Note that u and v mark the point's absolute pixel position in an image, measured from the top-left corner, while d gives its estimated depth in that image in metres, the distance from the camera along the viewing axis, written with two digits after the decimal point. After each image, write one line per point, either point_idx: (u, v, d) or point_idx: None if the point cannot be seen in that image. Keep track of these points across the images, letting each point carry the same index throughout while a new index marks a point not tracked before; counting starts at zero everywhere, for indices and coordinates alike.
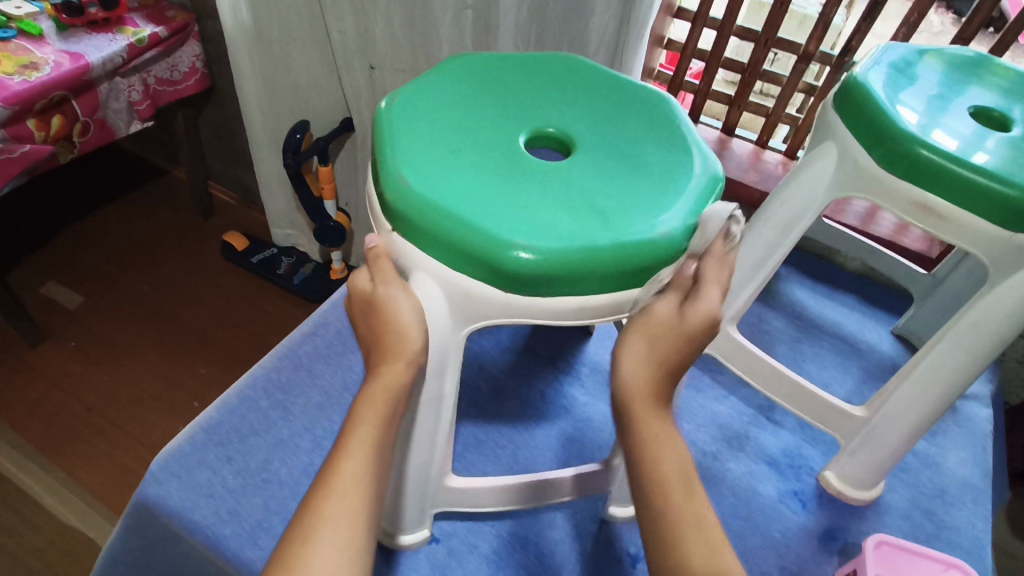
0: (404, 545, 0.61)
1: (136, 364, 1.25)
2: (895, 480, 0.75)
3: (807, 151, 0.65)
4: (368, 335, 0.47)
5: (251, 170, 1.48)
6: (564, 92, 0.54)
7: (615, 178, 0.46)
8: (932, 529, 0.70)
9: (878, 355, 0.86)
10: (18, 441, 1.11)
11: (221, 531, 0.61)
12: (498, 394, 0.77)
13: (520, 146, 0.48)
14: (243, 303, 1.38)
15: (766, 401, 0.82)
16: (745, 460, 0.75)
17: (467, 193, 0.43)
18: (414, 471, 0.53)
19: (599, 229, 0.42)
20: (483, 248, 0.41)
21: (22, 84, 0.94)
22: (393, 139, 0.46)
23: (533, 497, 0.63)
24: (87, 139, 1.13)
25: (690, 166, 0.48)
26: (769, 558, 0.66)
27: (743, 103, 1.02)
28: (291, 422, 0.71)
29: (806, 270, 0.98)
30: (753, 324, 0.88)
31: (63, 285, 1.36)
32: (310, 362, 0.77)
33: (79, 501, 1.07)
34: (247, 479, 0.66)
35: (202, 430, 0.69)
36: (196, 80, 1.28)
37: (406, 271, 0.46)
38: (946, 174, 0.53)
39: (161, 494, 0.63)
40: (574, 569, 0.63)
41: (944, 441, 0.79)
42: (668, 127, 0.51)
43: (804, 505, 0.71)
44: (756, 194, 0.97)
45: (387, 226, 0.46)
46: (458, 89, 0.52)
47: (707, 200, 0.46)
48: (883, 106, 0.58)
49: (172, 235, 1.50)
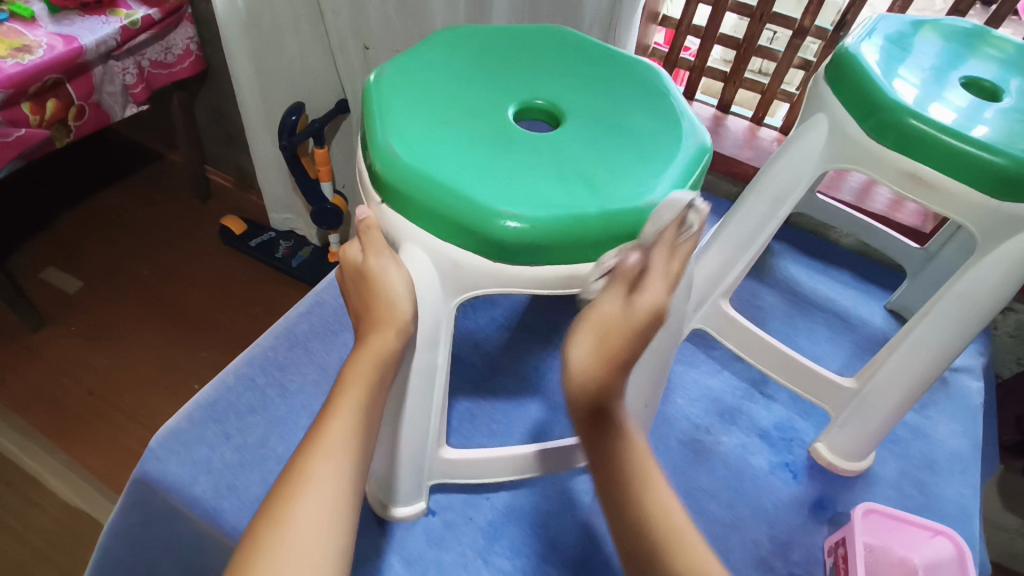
0: (400, 516, 0.62)
1: (136, 348, 1.26)
2: (886, 452, 0.76)
3: (799, 124, 0.65)
4: (359, 307, 0.48)
5: (247, 153, 1.48)
6: (553, 65, 0.54)
7: (603, 148, 0.47)
8: (922, 499, 0.71)
9: (871, 330, 0.87)
10: (22, 423, 1.13)
11: (220, 505, 0.62)
12: (492, 369, 0.78)
13: (508, 118, 0.48)
14: (242, 286, 1.39)
15: (759, 375, 0.83)
16: (737, 433, 0.76)
17: (455, 164, 0.43)
18: (408, 442, 0.54)
19: (587, 198, 0.43)
20: (471, 217, 0.41)
21: (16, 67, 0.94)
22: (382, 112, 0.46)
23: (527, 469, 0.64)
24: (82, 123, 1.12)
25: (677, 137, 0.48)
26: (760, 527, 0.67)
27: (738, 80, 1.02)
28: (288, 398, 0.72)
29: (801, 246, 0.98)
30: (746, 300, 0.89)
31: (63, 270, 1.36)
32: (306, 340, 0.78)
33: (82, 481, 1.08)
34: (245, 455, 0.67)
35: (200, 407, 0.70)
36: (190, 63, 1.28)
37: (397, 242, 0.46)
38: (936, 144, 0.54)
39: (161, 470, 0.64)
40: (568, 539, 0.64)
41: (935, 413, 0.80)
42: (657, 99, 0.51)
43: (795, 477, 0.72)
44: (751, 170, 0.97)
45: (377, 198, 0.46)
46: (447, 62, 0.52)
47: (694, 170, 0.46)
48: (874, 77, 0.58)
49: (169, 219, 1.50)
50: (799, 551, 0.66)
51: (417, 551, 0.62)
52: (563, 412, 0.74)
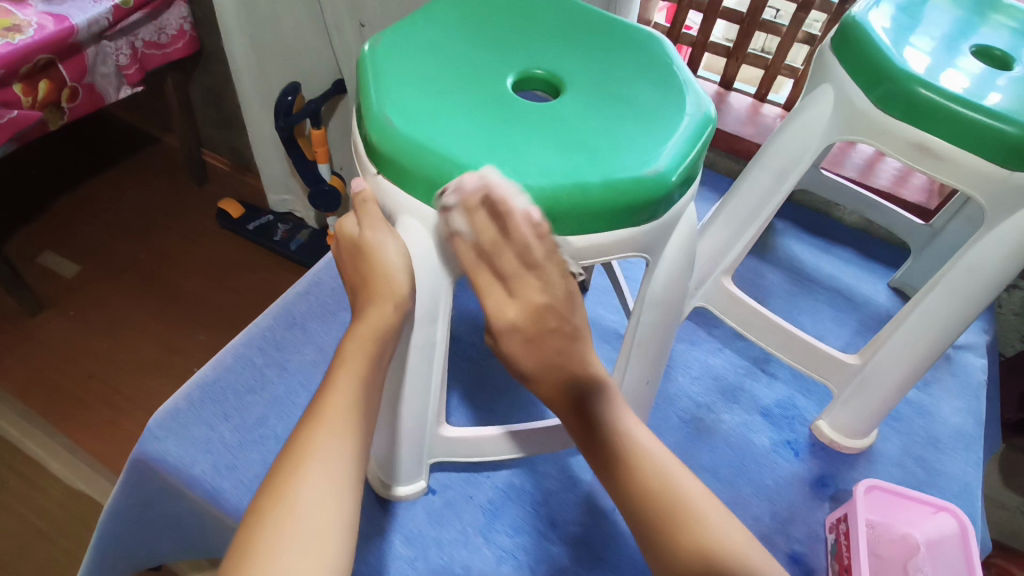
0: (402, 495, 0.62)
1: (135, 332, 1.25)
2: (889, 429, 0.75)
3: (805, 96, 0.64)
4: (356, 281, 0.47)
5: (243, 135, 1.46)
6: (553, 33, 0.53)
7: (605, 117, 0.46)
8: (924, 475, 0.71)
9: (874, 307, 0.86)
10: (22, 408, 1.13)
11: (219, 485, 0.62)
12: (492, 348, 0.77)
13: (507, 87, 0.47)
14: (241, 269, 1.38)
15: (761, 353, 0.82)
16: (738, 411, 0.75)
17: (453, 133, 0.42)
18: (407, 420, 0.53)
19: (588, 167, 0.42)
20: (470, 186, 0.40)
21: (6, 47, 0.92)
22: (378, 81, 0.45)
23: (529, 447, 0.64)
24: (76, 105, 1.11)
25: (681, 105, 0.47)
26: (762, 504, 0.67)
27: (741, 55, 1.00)
28: (287, 378, 0.72)
29: (804, 224, 0.97)
30: (749, 278, 0.88)
31: (59, 254, 1.35)
32: (304, 320, 0.77)
33: (83, 464, 1.08)
34: (244, 435, 0.66)
35: (198, 387, 0.69)
36: (184, 43, 1.25)
37: (394, 215, 0.45)
38: (945, 114, 0.52)
39: (160, 450, 0.63)
40: (568, 516, 0.64)
41: (938, 390, 0.80)
42: (659, 68, 0.50)
43: (796, 454, 0.72)
44: (754, 147, 0.96)
45: (374, 169, 0.45)
46: (445, 30, 0.51)
47: (698, 139, 0.45)
48: (883, 46, 0.56)
49: (167, 203, 1.49)
50: (800, 528, 0.66)
51: (417, 529, 0.61)
52: None
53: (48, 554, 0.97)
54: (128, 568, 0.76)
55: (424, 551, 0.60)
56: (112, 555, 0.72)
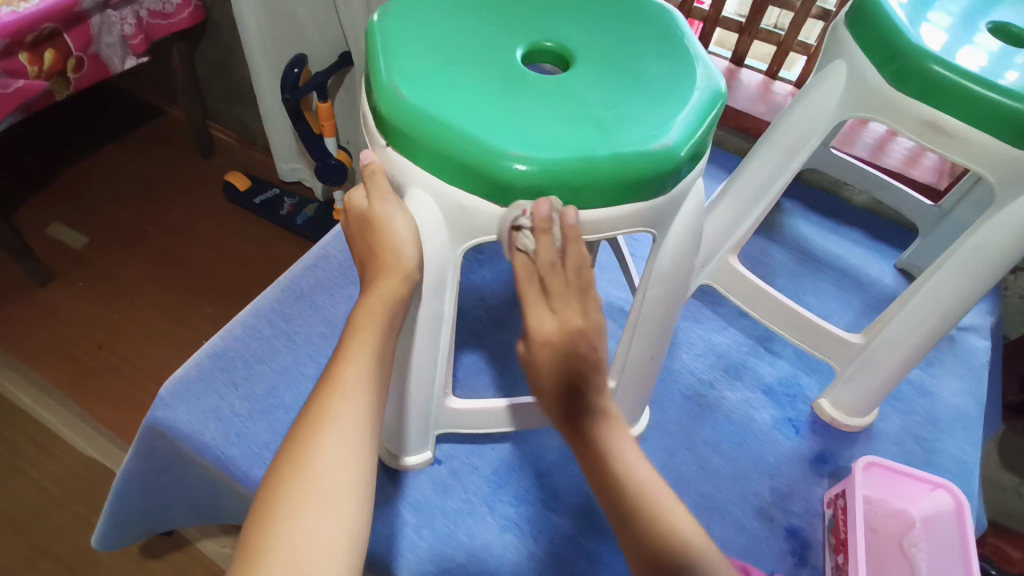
0: (410, 465, 0.63)
1: (144, 303, 1.26)
2: (889, 408, 0.76)
3: (817, 71, 0.63)
4: (365, 253, 0.48)
5: (249, 108, 1.45)
6: (564, 5, 0.52)
7: (615, 90, 0.45)
8: (923, 454, 0.72)
9: (880, 288, 0.86)
10: (35, 376, 1.15)
11: (230, 452, 0.63)
12: (498, 323, 0.78)
13: (517, 59, 0.47)
14: (247, 242, 1.39)
15: (765, 331, 0.83)
16: (741, 388, 0.76)
17: (464, 105, 0.42)
18: (415, 391, 0.54)
19: (596, 140, 0.42)
20: (480, 158, 0.40)
21: (10, 16, 0.92)
22: (387, 52, 0.45)
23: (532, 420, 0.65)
24: (82, 75, 1.10)
25: (691, 80, 0.47)
26: (762, 480, 0.68)
27: (754, 31, 0.99)
28: (295, 349, 0.73)
29: (812, 204, 0.96)
30: (755, 257, 0.88)
31: (67, 226, 1.36)
32: (311, 293, 0.78)
33: (95, 431, 1.10)
34: (254, 405, 0.68)
35: (208, 357, 0.70)
36: (189, 13, 1.24)
37: (402, 187, 0.45)
38: (957, 91, 0.52)
39: (171, 417, 0.65)
40: (570, 488, 0.65)
41: (940, 371, 0.80)
42: (670, 41, 0.50)
43: (797, 431, 0.73)
44: (763, 125, 0.95)
45: (383, 141, 0.45)
46: (453, 0, 0.50)
47: (708, 114, 0.45)
48: (899, 21, 0.55)
49: (173, 175, 1.49)
50: (799, 502, 0.67)
51: (424, 498, 0.63)
52: None
53: (62, 518, 1.00)
54: (142, 532, 0.78)
55: (430, 518, 0.61)
56: (126, 519, 0.74)
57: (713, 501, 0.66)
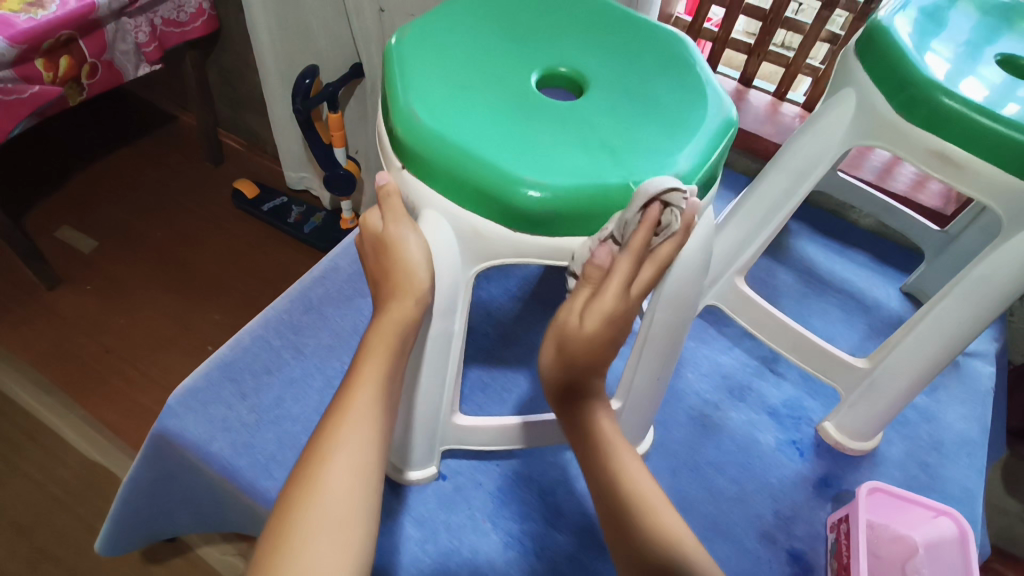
0: (414, 480, 0.63)
1: (150, 308, 1.27)
2: (893, 432, 0.76)
3: (826, 98, 0.64)
4: (377, 273, 0.48)
5: (260, 116, 1.46)
6: (578, 32, 0.53)
7: (628, 117, 0.46)
8: (926, 480, 0.72)
9: (885, 311, 0.86)
10: (41, 378, 1.15)
11: (236, 462, 0.64)
12: (504, 339, 0.78)
13: (532, 84, 0.47)
14: (254, 249, 1.39)
15: (770, 352, 0.83)
16: (746, 410, 0.76)
17: (479, 130, 0.43)
18: (422, 408, 0.55)
19: (610, 168, 0.42)
20: (494, 183, 0.41)
21: (28, 23, 0.93)
22: (404, 76, 0.46)
23: (535, 438, 0.65)
24: (95, 82, 1.11)
25: (703, 107, 0.47)
26: (765, 502, 0.68)
27: (762, 52, 1.00)
28: (303, 361, 0.73)
29: (819, 225, 0.97)
30: (760, 278, 0.88)
31: (76, 229, 1.37)
32: (320, 305, 0.79)
33: (99, 436, 1.10)
34: (261, 415, 0.68)
35: (217, 366, 0.71)
36: (203, 22, 1.25)
37: (417, 209, 0.46)
38: (965, 123, 0.52)
39: (179, 427, 0.65)
40: (572, 507, 0.65)
41: (945, 396, 0.80)
42: (682, 68, 0.51)
43: (801, 454, 0.73)
44: (771, 146, 0.96)
45: (399, 164, 0.46)
46: (470, 25, 0.51)
47: (719, 143, 0.46)
48: (908, 52, 0.56)
49: (182, 181, 1.50)
50: (802, 526, 0.67)
51: (428, 513, 0.63)
52: None
53: (63, 522, 1.00)
54: (145, 539, 0.79)
55: (434, 534, 0.62)
56: (130, 525, 0.74)
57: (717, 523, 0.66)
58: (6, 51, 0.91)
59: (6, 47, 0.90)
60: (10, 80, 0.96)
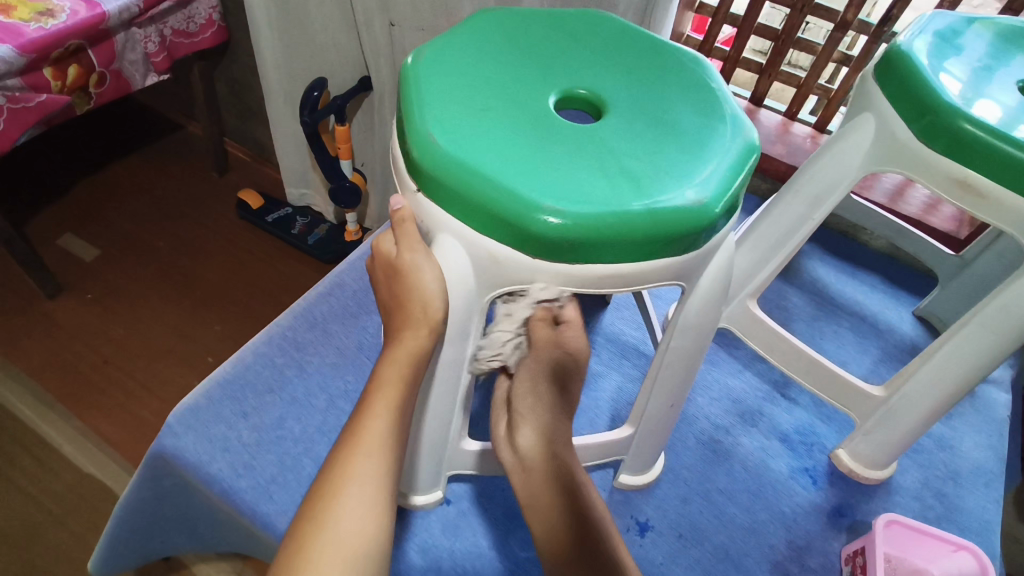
0: (419, 505, 0.62)
1: (151, 317, 1.26)
2: (908, 461, 0.74)
3: (844, 121, 0.63)
4: (391, 300, 0.48)
5: (267, 127, 1.46)
6: (596, 53, 0.52)
7: (648, 142, 0.45)
8: (942, 511, 0.70)
9: (898, 336, 0.85)
10: (39, 389, 1.14)
11: (237, 484, 0.62)
12: None
13: (550, 106, 0.47)
14: (258, 260, 1.38)
15: (781, 377, 0.81)
16: (757, 436, 0.75)
17: (495, 154, 0.42)
18: (430, 433, 0.53)
19: (631, 195, 0.41)
20: (514, 210, 0.40)
21: (38, 32, 0.93)
22: (420, 98, 0.45)
23: None
24: (103, 91, 1.11)
25: (724, 133, 0.46)
26: (778, 532, 0.67)
27: (774, 72, 0.99)
28: (306, 379, 0.72)
29: (830, 247, 0.96)
30: (772, 300, 0.87)
31: (80, 237, 1.36)
32: (325, 321, 0.77)
33: (96, 448, 1.08)
34: (262, 435, 0.67)
35: (218, 384, 0.69)
36: (212, 33, 1.25)
37: (431, 235, 0.45)
38: (989, 150, 0.51)
39: (178, 446, 0.64)
40: None
41: (960, 424, 0.79)
42: (702, 91, 0.50)
43: (814, 482, 0.71)
44: (783, 166, 0.95)
45: (413, 187, 0.45)
46: (487, 45, 0.50)
47: (741, 168, 0.45)
48: (929, 77, 0.55)
49: (187, 191, 1.49)
50: (816, 558, 0.65)
51: (432, 540, 0.61)
52: (581, 406, 0.73)
53: (58, 536, 0.98)
54: (140, 558, 0.77)
55: (438, 562, 0.60)
56: (125, 544, 0.72)
57: (728, 553, 0.64)
58: (15, 60, 0.90)
59: (15, 56, 0.90)
60: (17, 88, 0.95)
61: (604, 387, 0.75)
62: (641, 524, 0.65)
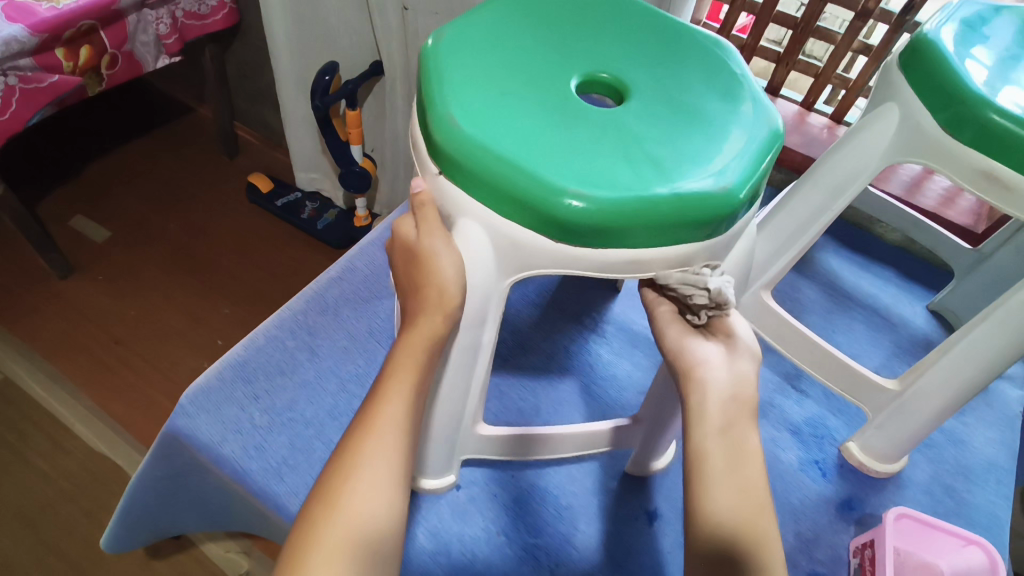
0: (428, 489, 0.62)
1: (161, 299, 1.26)
2: (919, 455, 0.74)
3: (867, 111, 0.62)
4: (409, 285, 0.48)
5: (277, 111, 1.46)
6: (619, 37, 0.52)
7: (672, 127, 0.44)
8: (953, 506, 0.70)
9: (911, 330, 0.84)
10: (51, 369, 1.15)
11: (248, 465, 0.63)
12: (522, 346, 0.77)
13: (571, 90, 0.46)
14: (268, 245, 1.39)
15: (793, 368, 0.81)
16: (768, 427, 0.74)
17: (517, 137, 0.42)
18: (444, 417, 0.53)
19: (655, 180, 0.41)
20: (537, 194, 0.40)
21: (51, 11, 0.93)
22: (441, 79, 0.44)
23: (539, 449, 0.64)
24: (115, 73, 1.10)
25: (747, 119, 0.46)
26: (787, 523, 0.67)
27: (791, 61, 0.98)
28: (317, 363, 0.72)
29: (844, 239, 0.95)
30: (785, 292, 0.87)
31: (91, 219, 1.37)
32: (336, 305, 0.77)
33: (108, 428, 1.10)
34: (274, 417, 0.67)
35: (230, 367, 0.69)
36: (224, 15, 1.24)
37: (451, 218, 0.45)
38: (1015, 142, 0.50)
39: (191, 426, 0.64)
40: (586, 522, 0.64)
41: (972, 420, 0.78)
42: (725, 77, 0.49)
43: (824, 474, 0.71)
44: (799, 157, 0.94)
45: (434, 169, 0.45)
46: (508, 28, 0.50)
47: (766, 155, 0.44)
48: (956, 66, 0.54)
49: (197, 174, 1.49)
50: (824, 550, 0.65)
51: (441, 524, 0.61)
52: (589, 393, 0.73)
53: (69, 514, 0.99)
54: (151, 537, 0.77)
55: (447, 546, 0.60)
56: (138, 523, 0.73)
57: None
58: (28, 40, 0.90)
59: (27, 36, 0.90)
60: (30, 68, 0.95)
61: (616, 374, 0.75)
62: (650, 512, 0.65)
